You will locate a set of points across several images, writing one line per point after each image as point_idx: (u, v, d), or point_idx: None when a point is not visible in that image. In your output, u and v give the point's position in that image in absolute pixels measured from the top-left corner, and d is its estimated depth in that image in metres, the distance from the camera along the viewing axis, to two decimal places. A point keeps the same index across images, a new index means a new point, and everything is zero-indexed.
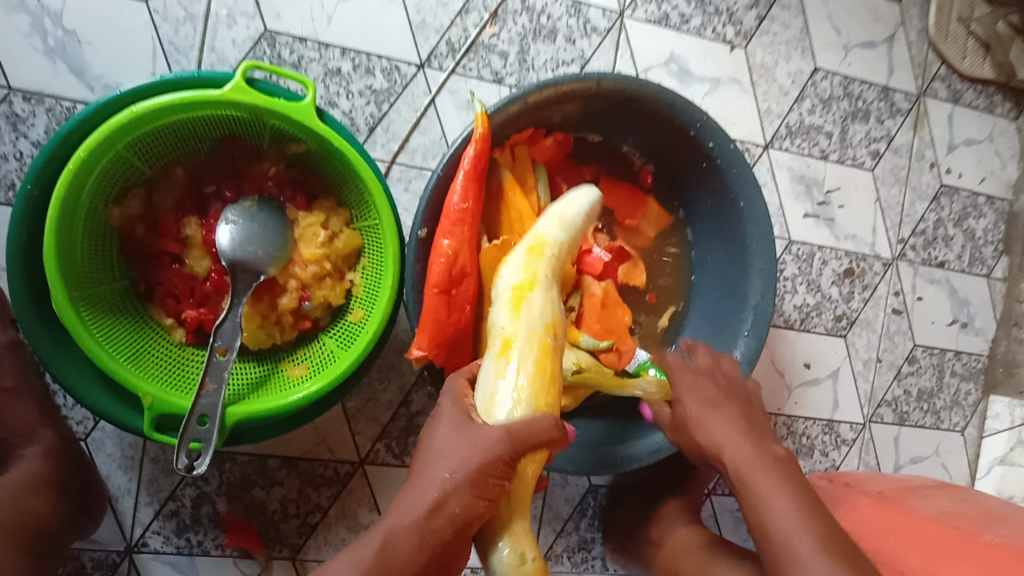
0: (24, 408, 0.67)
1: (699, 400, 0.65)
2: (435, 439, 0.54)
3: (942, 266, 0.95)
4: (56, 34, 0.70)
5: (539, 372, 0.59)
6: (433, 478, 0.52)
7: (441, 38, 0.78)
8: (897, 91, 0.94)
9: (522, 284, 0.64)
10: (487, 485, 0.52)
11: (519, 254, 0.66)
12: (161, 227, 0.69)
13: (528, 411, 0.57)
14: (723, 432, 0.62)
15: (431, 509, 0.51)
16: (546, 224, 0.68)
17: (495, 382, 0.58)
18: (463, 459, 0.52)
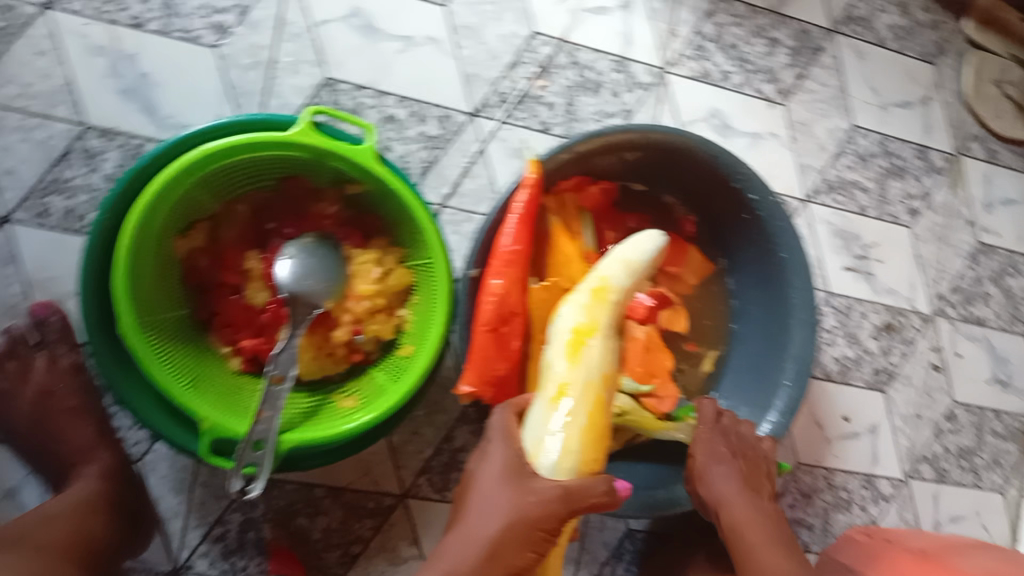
0: (84, 429, 0.69)
1: (715, 458, 0.68)
2: (488, 487, 0.59)
3: (981, 324, 0.95)
4: (132, 76, 0.74)
5: (591, 426, 0.64)
6: (490, 526, 0.57)
7: (492, 90, 0.82)
8: (934, 150, 0.96)
9: (582, 329, 0.66)
10: (538, 540, 0.57)
11: (582, 296, 0.68)
12: (223, 261, 0.72)
13: (574, 460, 0.62)
14: (731, 494, 0.67)
15: (486, 557, 0.55)
16: (611, 268, 0.70)
17: (547, 427, 0.63)
18: (518, 512, 0.57)
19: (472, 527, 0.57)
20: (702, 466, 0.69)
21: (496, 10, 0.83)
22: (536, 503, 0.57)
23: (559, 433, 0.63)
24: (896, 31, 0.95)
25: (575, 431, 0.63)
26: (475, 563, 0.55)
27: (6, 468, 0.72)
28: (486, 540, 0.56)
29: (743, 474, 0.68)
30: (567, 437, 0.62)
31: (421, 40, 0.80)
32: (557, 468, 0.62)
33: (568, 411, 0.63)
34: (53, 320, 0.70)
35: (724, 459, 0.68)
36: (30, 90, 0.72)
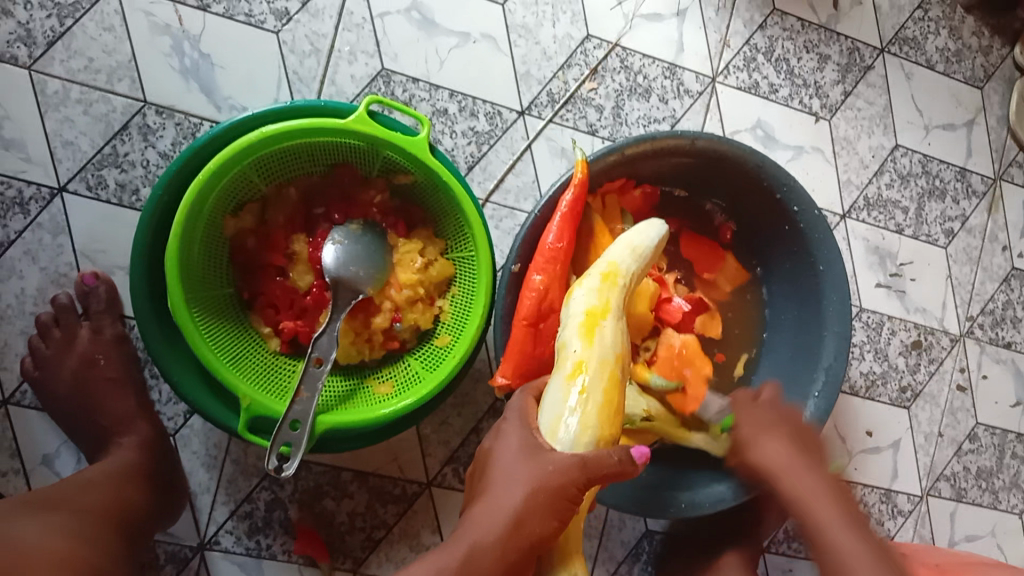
0: (123, 399, 0.71)
1: (766, 431, 0.67)
2: (508, 462, 0.56)
3: (1008, 346, 0.96)
4: (192, 56, 0.75)
5: (606, 404, 0.60)
6: (513, 495, 0.54)
7: (543, 89, 0.83)
8: (974, 173, 0.96)
9: (594, 311, 0.64)
10: (563, 509, 0.54)
11: (593, 280, 0.66)
12: (271, 242, 0.73)
13: (594, 438, 0.58)
14: (791, 471, 0.64)
15: (511, 525, 0.53)
16: (618, 253, 0.69)
17: (564, 405, 0.59)
18: (541, 479, 0.54)
19: (492, 499, 0.54)
20: (753, 439, 0.68)
21: (553, 11, 0.83)
22: (557, 470, 0.55)
23: (576, 410, 0.59)
24: (945, 53, 0.95)
25: (592, 407, 0.59)
26: (501, 532, 0.52)
27: (44, 434, 0.73)
28: (510, 508, 0.53)
29: (797, 445, 0.67)
30: (584, 414, 0.58)
31: (477, 37, 0.81)
32: (576, 442, 0.58)
33: (584, 388, 0.60)
34: (99, 289, 0.72)
35: (774, 429, 0.68)
36: (94, 64, 0.73)
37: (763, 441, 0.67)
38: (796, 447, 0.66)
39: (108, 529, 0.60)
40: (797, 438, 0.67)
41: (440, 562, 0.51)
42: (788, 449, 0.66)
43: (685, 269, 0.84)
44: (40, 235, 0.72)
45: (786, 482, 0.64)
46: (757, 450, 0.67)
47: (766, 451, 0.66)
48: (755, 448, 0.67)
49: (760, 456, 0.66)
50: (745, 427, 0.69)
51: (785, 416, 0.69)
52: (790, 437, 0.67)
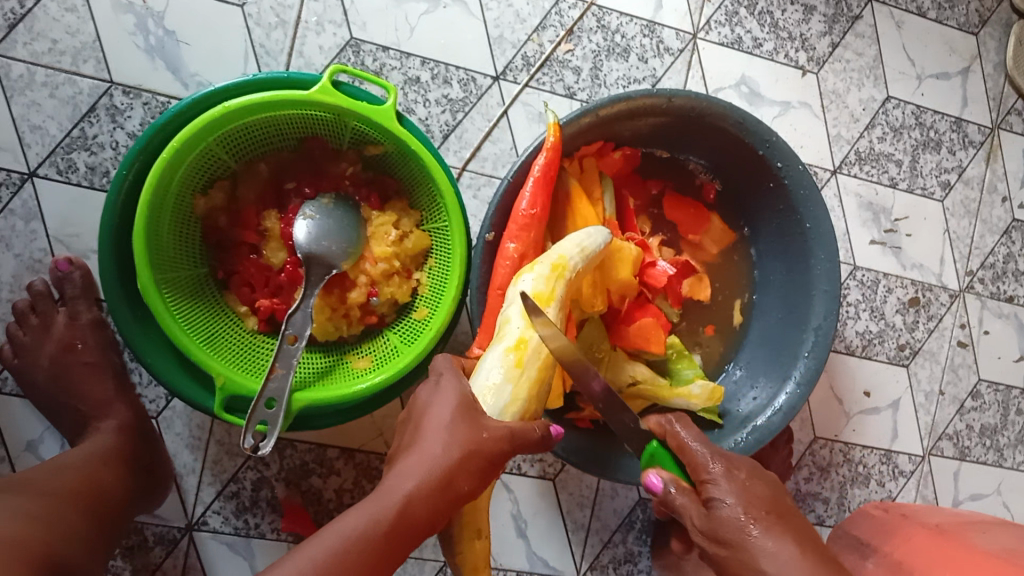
0: (100, 384, 0.70)
1: (774, 550, 0.49)
2: (441, 419, 0.55)
3: (1011, 301, 0.94)
4: (157, 34, 0.74)
5: (539, 380, 0.61)
6: (446, 453, 0.52)
7: (518, 53, 0.81)
8: (970, 123, 0.93)
9: (541, 296, 0.63)
10: (487, 471, 0.54)
11: (541, 267, 0.64)
12: (242, 219, 0.72)
13: (520, 410, 0.59)
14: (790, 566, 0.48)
15: (443, 483, 0.52)
16: (568, 248, 0.66)
17: (498, 372, 0.59)
18: (475, 444, 0.53)
19: (422, 452, 0.53)
20: (736, 526, 0.51)
21: None
22: (491, 439, 0.54)
23: (510, 378, 0.59)
24: None
25: (527, 379, 0.60)
26: (435, 489, 0.52)
27: (26, 420, 0.73)
28: (442, 464, 0.52)
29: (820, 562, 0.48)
30: (516, 384, 0.59)
31: (447, 3, 0.79)
32: (504, 411, 0.58)
33: (520, 360, 0.60)
34: (75, 274, 0.71)
35: (785, 537, 0.50)
36: (58, 46, 0.72)
37: (763, 543, 0.50)
38: (817, 561, 0.48)
39: (83, 517, 0.61)
40: (816, 549, 0.50)
41: (373, 515, 0.50)
42: (801, 553, 0.49)
43: (670, 231, 0.83)
44: (12, 221, 0.72)
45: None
46: (761, 555, 0.49)
47: (776, 561, 0.48)
48: (757, 551, 0.49)
49: (766, 565, 0.49)
50: (745, 520, 0.51)
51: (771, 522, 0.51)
52: (806, 548, 0.49)
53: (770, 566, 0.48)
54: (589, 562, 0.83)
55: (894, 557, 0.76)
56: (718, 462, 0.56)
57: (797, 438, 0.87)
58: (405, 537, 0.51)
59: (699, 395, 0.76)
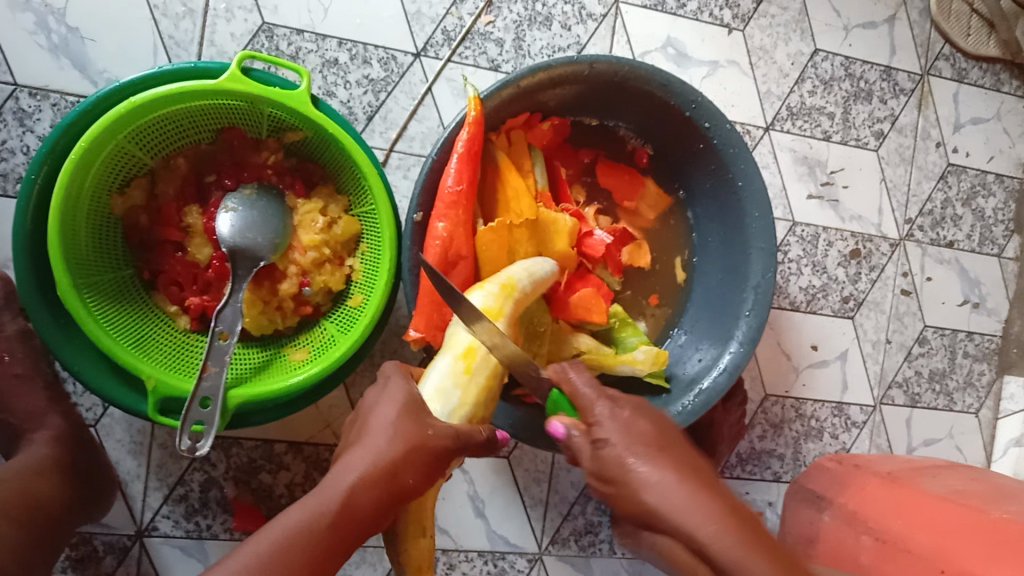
0: (31, 396, 0.68)
1: (652, 475, 0.47)
2: (384, 418, 0.53)
3: (951, 246, 0.95)
4: (60, 32, 0.72)
5: (488, 386, 0.60)
6: (391, 446, 0.50)
7: (437, 28, 0.80)
8: (900, 71, 0.93)
9: (490, 311, 0.62)
10: (433, 468, 0.52)
11: (491, 286, 0.64)
12: (163, 216, 0.70)
13: (469, 414, 0.58)
14: (672, 494, 0.45)
15: (387, 476, 0.49)
16: (516, 270, 0.67)
17: (446, 377, 0.58)
18: (419, 439, 0.52)
19: (368, 446, 0.50)
20: (618, 460, 0.49)
21: None
22: (437, 435, 0.52)
23: (458, 383, 0.58)
24: None
25: (475, 384, 0.59)
26: (379, 482, 0.49)
27: None
28: (387, 457, 0.50)
29: (698, 489, 0.46)
30: (465, 389, 0.58)
31: None
32: (452, 414, 0.57)
33: (469, 367, 0.59)
34: None
35: (667, 468, 0.48)
36: None
37: (645, 475, 0.47)
38: (692, 484, 0.47)
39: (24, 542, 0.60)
40: (696, 478, 0.47)
41: (318, 508, 0.47)
42: (680, 481, 0.46)
43: (606, 200, 0.82)
44: None
45: (698, 525, 0.44)
46: (642, 487, 0.47)
47: (654, 489, 0.46)
48: (638, 484, 0.47)
49: (648, 496, 0.46)
50: (626, 454, 0.49)
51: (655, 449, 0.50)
52: (686, 476, 0.47)
53: (651, 498, 0.46)
54: (550, 536, 0.83)
55: (849, 507, 0.76)
56: (604, 407, 0.53)
57: (749, 397, 0.87)
58: (351, 535, 0.47)
59: (643, 360, 0.75)
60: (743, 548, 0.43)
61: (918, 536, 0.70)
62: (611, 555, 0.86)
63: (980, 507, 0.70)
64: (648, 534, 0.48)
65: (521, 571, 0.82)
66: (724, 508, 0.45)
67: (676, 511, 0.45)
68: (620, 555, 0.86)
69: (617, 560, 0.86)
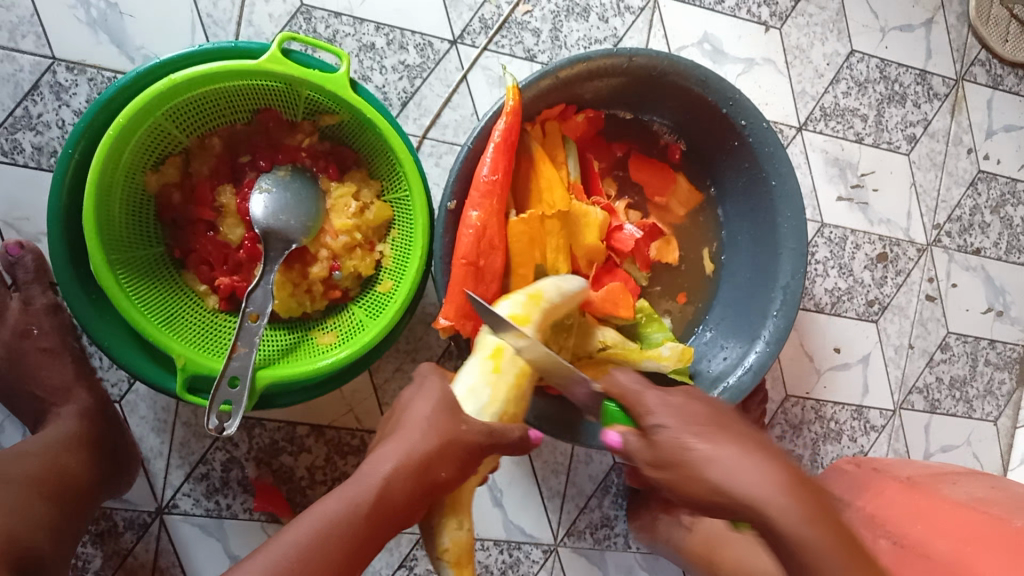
0: (60, 369, 0.68)
1: (714, 449, 0.47)
2: (421, 412, 0.52)
3: (978, 253, 0.95)
4: (99, 6, 0.72)
5: (518, 384, 0.57)
6: (424, 439, 0.50)
7: (475, 15, 0.80)
8: (935, 75, 0.93)
9: (516, 318, 0.62)
10: (466, 464, 0.51)
11: (518, 295, 0.64)
12: (197, 195, 0.70)
13: (500, 410, 0.55)
14: (737, 470, 0.46)
15: (422, 470, 0.49)
16: (545, 283, 0.67)
17: (474, 375, 0.56)
18: (454, 433, 0.51)
19: (403, 439, 0.50)
20: (677, 440, 0.48)
21: None
22: (469, 431, 0.52)
23: (488, 381, 0.56)
24: None
25: (504, 381, 0.56)
26: (412, 474, 0.48)
27: None
28: (420, 450, 0.49)
29: (759, 459, 0.47)
30: (494, 388, 0.56)
31: None
32: (484, 412, 0.54)
33: (497, 365, 0.57)
34: (26, 258, 0.69)
35: (727, 444, 0.48)
36: None
37: (707, 453, 0.47)
38: (753, 455, 0.47)
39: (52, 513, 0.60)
40: (756, 449, 0.48)
41: (353, 498, 0.47)
42: (742, 454, 0.47)
43: (636, 194, 0.82)
44: None
45: (768, 500, 0.44)
46: (706, 465, 0.47)
47: (721, 468, 0.46)
48: (700, 463, 0.47)
49: (712, 472, 0.46)
50: (685, 435, 0.48)
51: (711, 422, 0.50)
52: (746, 448, 0.47)
53: (716, 475, 0.46)
54: (566, 528, 0.83)
55: (866, 510, 0.76)
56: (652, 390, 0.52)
57: (770, 397, 0.87)
58: (384, 526, 0.48)
59: (669, 357, 0.75)
60: (812, 523, 0.44)
61: (937, 542, 0.70)
62: (625, 549, 0.86)
63: (1001, 515, 0.70)
64: (704, 508, 0.48)
65: (535, 562, 0.82)
66: (790, 480, 0.46)
67: (743, 488, 0.45)
68: (635, 549, 0.86)
69: (632, 555, 0.86)
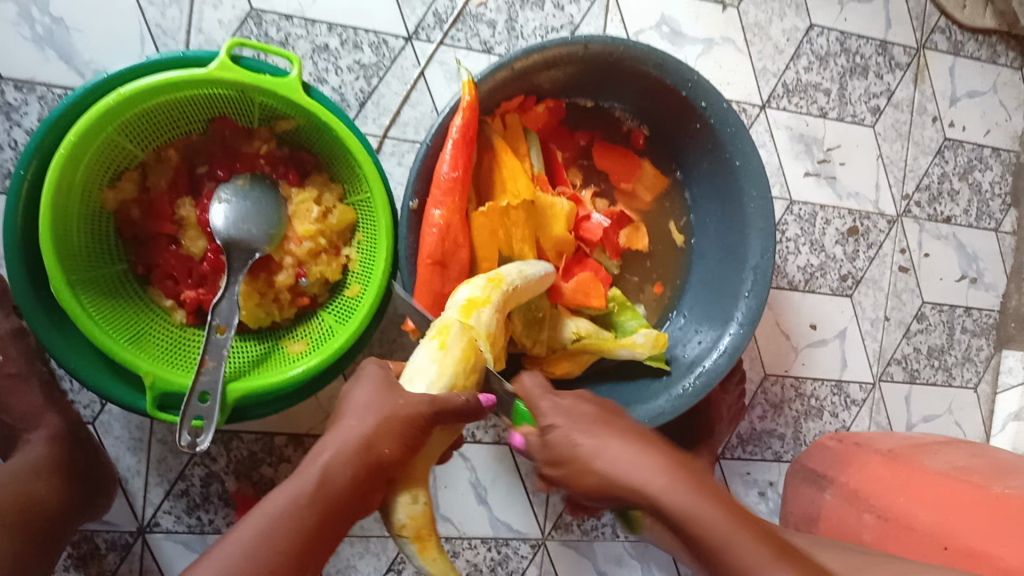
0: (27, 394, 0.68)
1: (600, 435, 0.49)
2: (360, 397, 0.52)
3: (948, 221, 0.95)
4: (44, 22, 0.70)
5: (466, 358, 0.56)
6: (363, 421, 0.49)
7: (428, 10, 0.79)
8: (896, 45, 0.93)
9: (475, 299, 0.61)
10: (413, 437, 0.50)
11: (477, 279, 0.64)
12: (155, 210, 0.69)
13: (444, 384, 0.54)
14: (615, 447, 0.48)
15: (361, 448, 0.48)
16: (506, 267, 0.66)
17: (422, 356, 0.55)
18: (391, 409, 0.50)
19: (341, 426, 0.49)
20: (573, 439, 0.49)
21: None
22: (409, 403, 0.51)
23: (435, 358, 0.55)
24: None
25: (451, 356, 0.55)
26: (353, 455, 0.47)
27: None
28: (359, 432, 0.48)
29: (637, 442, 0.48)
30: (442, 363, 0.55)
31: None
32: (432, 387, 0.53)
33: (443, 343, 0.56)
34: None
35: (611, 438, 0.49)
36: None
37: (592, 449, 0.48)
38: (636, 445, 0.48)
39: (30, 541, 0.60)
40: (639, 439, 0.49)
41: (295, 491, 0.46)
42: (628, 444, 0.48)
43: (603, 182, 0.82)
44: None
45: (652, 483, 0.45)
46: (592, 457, 0.48)
47: (603, 458, 0.47)
48: (586, 456, 0.48)
49: (599, 464, 0.47)
50: (574, 433, 0.50)
51: (603, 420, 0.51)
52: (627, 438, 0.49)
53: (601, 466, 0.47)
54: (553, 522, 0.83)
55: (850, 486, 0.76)
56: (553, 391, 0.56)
57: (748, 378, 0.87)
58: (334, 514, 0.46)
59: (643, 343, 0.75)
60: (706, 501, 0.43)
61: (920, 512, 0.69)
62: (614, 538, 0.86)
63: (982, 482, 0.70)
64: (604, 500, 0.48)
65: (524, 557, 0.82)
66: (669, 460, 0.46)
67: (627, 475, 0.46)
68: (624, 538, 0.86)
69: (621, 543, 0.86)
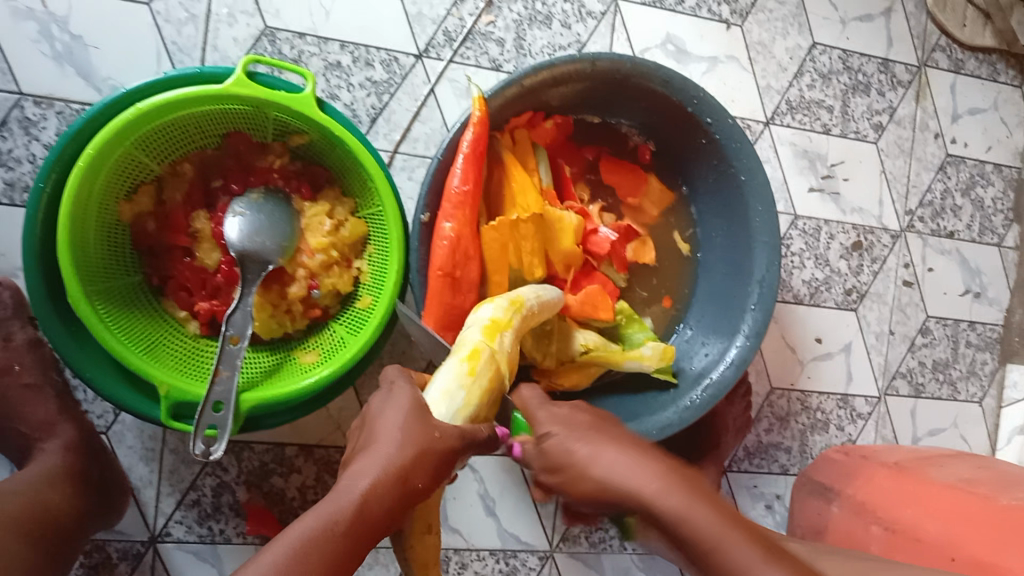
0: (41, 405, 0.68)
1: (596, 443, 0.49)
2: (393, 421, 0.51)
3: (951, 236, 0.96)
4: (64, 39, 0.72)
5: (491, 388, 0.58)
6: (401, 451, 0.49)
7: (439, 29, 0.81)
8: (897, 63, 0.95)
9: (498, 322, 0.62)
10: (440, 471, 0.50)
11: (500, 300, 0.64)
12: (171, 222, 0.70)
13: (469, 414, 0.56)
14: (610, 452, 0.48)
15: (399, 480, 0.48)
16: (525, 290, 0.67)
17: (450, 378, 0.56)
18: (427, 442, 0.50)
19: (378, 451, 0.49)
20: (573, 447, 0.50)
21: None
22: (443, 437, 0.51)
23: (463, 384, 0.56)
24: None
25: (479, 386, 0.57)
26: (388, 486, 0.47)
27: None
28: (397, 461, 0.48)
29: (633, 448, 0.49)
30: (469, 391, 0.56)
31: None
32: (456, 416, 0.55)
33: (472, 369, 0.57)
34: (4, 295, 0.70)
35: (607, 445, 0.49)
36: None
37: (589, 455, 0.49)
38: (631, 450, 0.49)
39: (44, 551, 0.60)
40: (633, 446, 0.49)
41: (331, 514, 0.45)
42: (625, 450, 0.48)
43: (610, 196, 0.83)
44: None
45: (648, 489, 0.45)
46: (589, 464, 0.48)
47: (601, 464, 0.48)
48: (583, 462, 0.49)
49: (596, 468, 0.48)
50: (571, 441, 0.50)
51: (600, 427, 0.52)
52: (623, 445, 0.49)
53: (599, 472, 0.47)
54: (560, 534, 0.83)
55: (858, 499, 0.76)
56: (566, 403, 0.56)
57: (755, 391, 0.87)
58: (364, 541, 0.45)
59: (651, 355, 0.75)
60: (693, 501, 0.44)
61: (927, 524, 0.70)
62: (621, 551, 0.86)
63: (988, 494, 0.71)
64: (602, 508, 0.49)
65: (532, 570, 0.82)
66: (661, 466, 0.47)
67: (623, 482, 0.46)
68: (631, 551, 0.87)
69: (628, 556, 0.87)
